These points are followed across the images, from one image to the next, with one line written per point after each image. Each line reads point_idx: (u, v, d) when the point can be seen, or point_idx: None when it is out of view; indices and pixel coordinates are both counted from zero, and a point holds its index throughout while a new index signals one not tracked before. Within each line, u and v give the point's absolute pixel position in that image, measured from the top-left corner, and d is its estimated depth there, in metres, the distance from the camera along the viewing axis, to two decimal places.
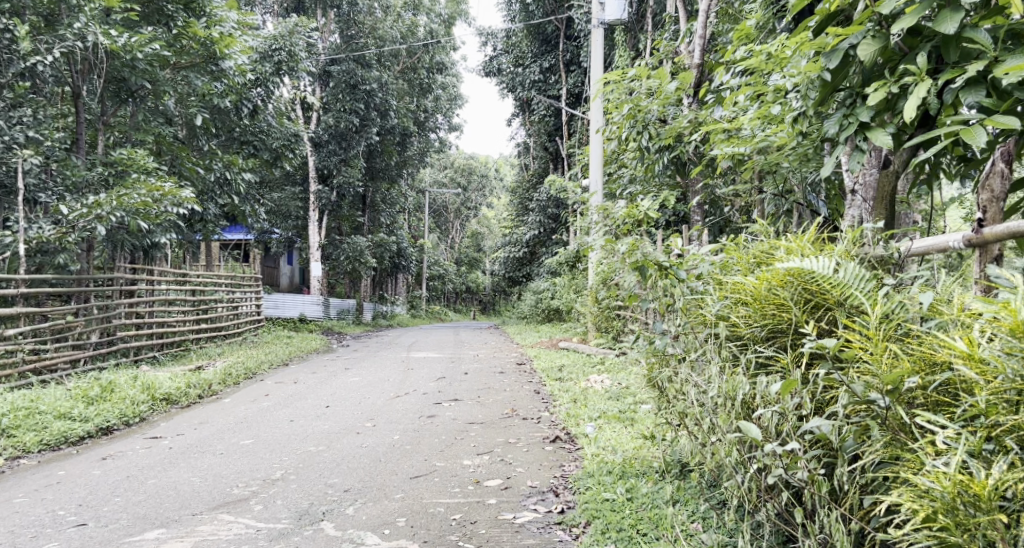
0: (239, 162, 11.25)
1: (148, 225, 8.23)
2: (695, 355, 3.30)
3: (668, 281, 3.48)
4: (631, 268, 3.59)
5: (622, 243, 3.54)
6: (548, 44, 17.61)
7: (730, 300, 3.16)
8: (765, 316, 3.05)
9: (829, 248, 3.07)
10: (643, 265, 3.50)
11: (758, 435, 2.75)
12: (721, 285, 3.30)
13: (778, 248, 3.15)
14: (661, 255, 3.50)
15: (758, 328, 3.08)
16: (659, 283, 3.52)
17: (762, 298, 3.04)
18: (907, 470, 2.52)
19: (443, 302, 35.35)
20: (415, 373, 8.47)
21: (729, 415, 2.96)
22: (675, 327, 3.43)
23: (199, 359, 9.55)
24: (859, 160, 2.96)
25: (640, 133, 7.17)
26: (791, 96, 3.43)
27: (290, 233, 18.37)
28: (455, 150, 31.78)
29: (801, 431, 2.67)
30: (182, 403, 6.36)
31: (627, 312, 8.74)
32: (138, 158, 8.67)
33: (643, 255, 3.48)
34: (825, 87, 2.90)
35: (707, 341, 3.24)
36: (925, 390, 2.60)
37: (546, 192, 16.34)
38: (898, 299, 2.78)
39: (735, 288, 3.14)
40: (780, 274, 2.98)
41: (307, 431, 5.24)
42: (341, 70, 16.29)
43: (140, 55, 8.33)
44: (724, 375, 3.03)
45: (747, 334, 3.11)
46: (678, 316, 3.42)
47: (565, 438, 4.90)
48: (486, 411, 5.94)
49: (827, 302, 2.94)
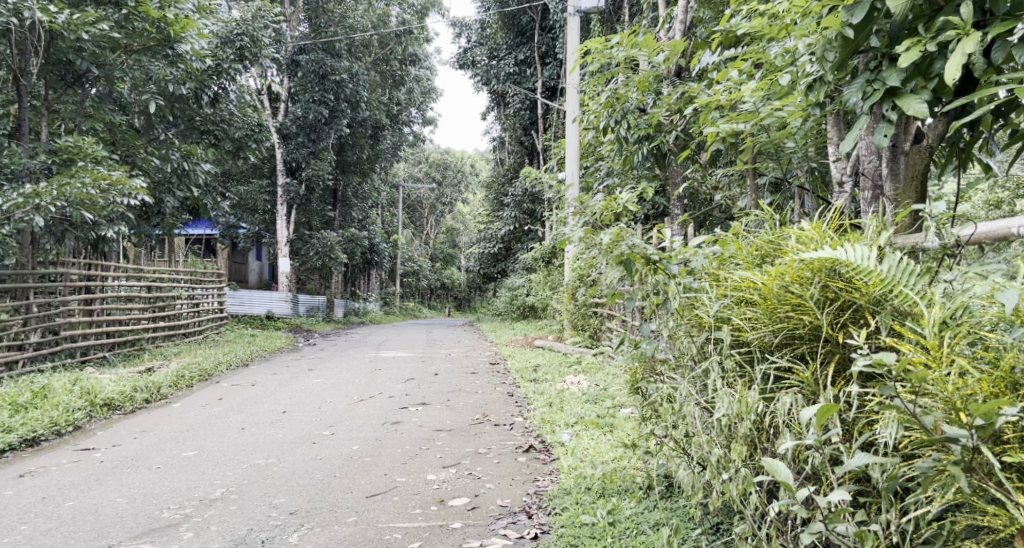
0: (197, 153, 10.75)
1: (93, 217, 7.74)
2: (696, 366, 2.98)
3: (657, 277, 3.12)
4: (613, 261, 3.23)
5: (604, 233, 3.14)
6: (523, 36, 17.20)
7: (731, 300, 2.86)
8: (776, 318, 2.72)
9: (850, 237, 2.71)
10: (629, 259, 3.14)
11: (789, 481, 2.41)
12: (718, 281, 2.97)
13: (788, 239, 2.80)
14: (650, 245, 3.11)
15: (768, 332, 2.75)
16: (644, 279, 3.16)
17: (773, 298, 2.71)
18: (989, 525, 2.24)
19: (418, 299, 34.89)
20: (383, 374, 8.03)
21: (743, 446, 2.62)
22: (666, 330, 3.08)
23: (152, 359, 9.07)
24: (886, 133, 2.77)
25: (619, 122, 6.80)
26: (805, 59, 3.10)
27: (257, 228, 17.82)
28: (430, 145, 31.31)
29: (842, 469, 2.36)
30: (125, 409, 5.89)
31: (605, 310, 8.40)
32: (86, 147, 8.24)
33: (630, 248, 3.12)
34: (846, 49, 2.73)
35: (710, 349, 2.91)
36: (1013, 422, 2.25)
37: (521, 186, 15.95)
38: (961, 302, 2.41)
39: (743, 287, 2.80)
40: (801, 271, 2.65)
41: (260, 440, 4.81)
42: (309, 59, 15.80)
43: (84, 35, 7.91)
44: (735, 394, 2.70)
45: (753, 340, 2.79)
46: (670, 318, 3.11)
47: (539, 448, 4.48)
48: (456, 416, 5.54)
49: (857, 300, 2.59)
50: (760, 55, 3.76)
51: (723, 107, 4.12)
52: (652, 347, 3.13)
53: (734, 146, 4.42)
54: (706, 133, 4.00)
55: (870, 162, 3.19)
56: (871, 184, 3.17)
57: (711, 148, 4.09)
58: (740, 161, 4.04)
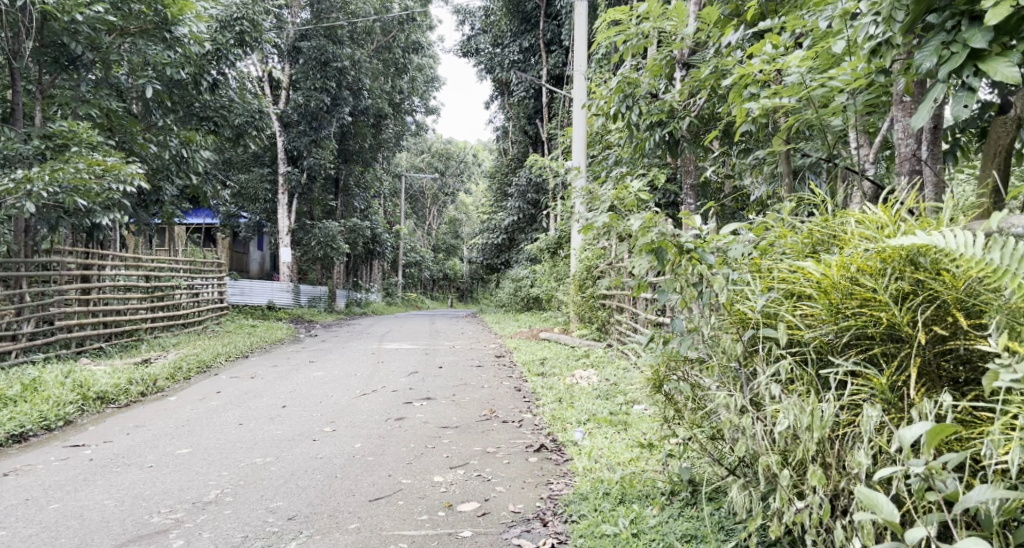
0: (196, 140, 10.54)
1: (88, 203, 7.53)
2: (739, 366, 2.89)
3: (691, 267, 3.01)
4: (641, 250, 3.10)
5: (635, 218, 3.09)
6: (528, 23, 16.78)
7: (779, 293, 2.80)
8: (836, 312, 2.66)
9: (920, 225, 2.64)
10: (663, 249, 3.02)
11: (895, 516, 2.29)
12: (763, 273, 2.91)
13: (848, 230, 2.74)
14: (681, 234, 3.02)
15: (825, 329, 2.68)
16: (677, 271, 3.03)
17: (834, 291, 2.65)
18: None
19: (419, 290, 34.69)
20: (386, 367, 7.81)
21: (822, 473, 2.51)
22: (706, 326, 2.97)
23: (150, 350, 8.86)
24: (967, 102, 2.69)
25: (631, 107, 6.54)
26: (865, 21, 2.97)
27: (258, 217, 17.58)
28: (432, 134, 31.00)
29: (961, 505, 2.27)
30: (119, 402, 5.68)
31: (614, 303, 8.20)
32: (80, 132, 8.03)
33: (665, 237, 3.00)
34: (921, 8, 2.69)
35: (759, 347, 2.83)
36: None
37: (525, 176, 15.70)
38: None
39: (802, 280, 2.74)
40: (873, 263, 2.58)
41: (257, 437, 4.60)
42: (311, 46, 15.55)
43: (78, 16, 7.76)
44: (803, 405, 2.59)
45: (808, 338, 2.72)
46: (708, 314, 3.02)
47: (551, 448, 4.24)
48: (463, 412, 5.33)
49: (931, 297, 2.52)
50: (799, 25, 3.54)
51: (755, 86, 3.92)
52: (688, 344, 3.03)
53: (761, 127, 4.20)
54: (736, 115, 3.81)
55: (906, 145, 3.34)
56: (909, 165, 3.34)
57: (740, 129, 3.89)
58: (775, 145, 3.87)
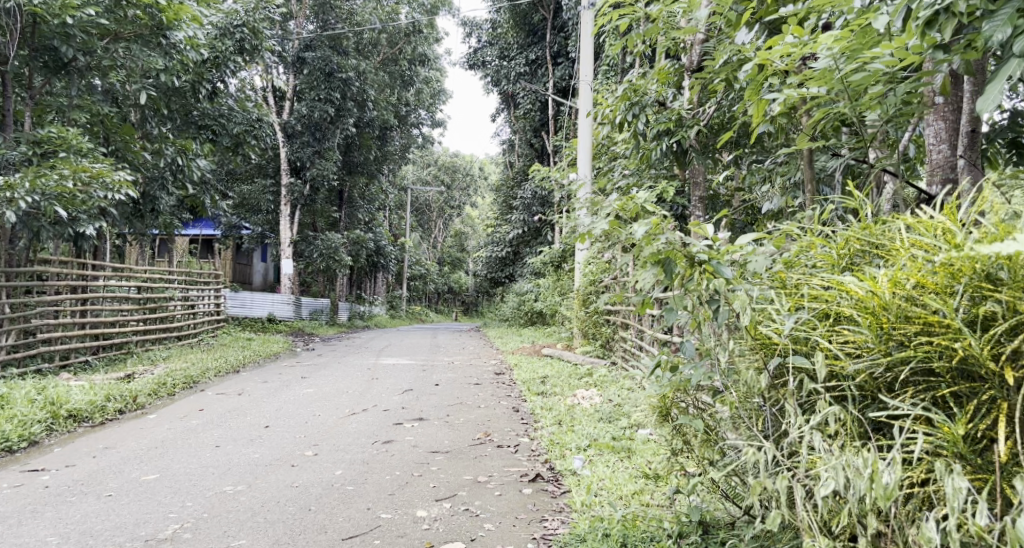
0: (193, 148, 10.27)
1: (72, 212, 7.28)
2: (764, 404, 2.63)
3: (706, 281, 2.70)
4: (645, 262, 2.80)
5: (639, 225, 2.78)
6: (534, 35, 16.68)
7: (814, 314, 2.53)
8: (886, 336, 2.37)
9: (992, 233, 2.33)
10: (670, 260, 2.73)
11: None
12: (792, 291, 2.63)
13: (901, 237, 2.45)
14: (696, 244, 2.72)
15: (872, 358, 2.40)
16: (686, 288, 2.77)
17: (884, 311, 2.35)
18: None
19: (425, 304, 34.44)
20: (380, 384, 7.48)
21: None
22: (727, 353, 2.70)
23: (139, 364, 8.59)
24: None
25: (638, 116, 6.27)
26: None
27: (260, 229, 17.33)
28: (439, 147, 30.81)
29: None
30: (93, 421, 5.37)
31: (620, 319, 7.87)
32: (70, 137, 7.80)
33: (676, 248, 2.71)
34: None
35: (789, 381, 2.55)
36: None
37: (530, 188, 15.42)
38: None
39: (845, 298, 2.45)
40: (937, 278, 2.29)
41: (233, 461, 4.28)
42: (316, 57, 15.34)
43: (68, 19, 7.51)
44: (867, 465, 2.28)
45: (849, 369, 2.43)
46: (728, 340, 2.73)
47: (547, 477, 3.89)
48: (455, 434, 4.99)
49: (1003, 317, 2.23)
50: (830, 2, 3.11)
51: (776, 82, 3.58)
52: (704, 375, 2.77)
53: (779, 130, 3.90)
54: (753, 113, 3.49)
55: (939, 152, 3.11)
56: (940, 174, 3.09)
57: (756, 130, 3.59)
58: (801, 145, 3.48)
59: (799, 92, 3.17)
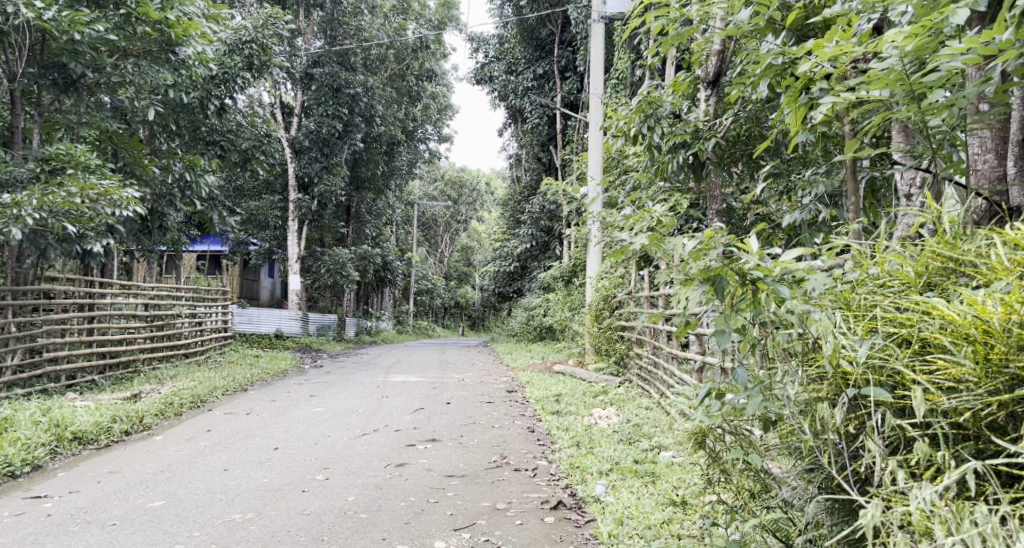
0: (202, 164, 10.17)
1: (79, 229, 7.16)
2: (839, 441, 2.46)
3: (764, 301, 2.61)
4: (694, 280, 2.70)
5: (690, 240, 2.72)
6: (542, 50, 16.67)
7: (899, 338, 2.41)
8: (990, 364, 2.24)
9: None
10: (720, 277, 2.63)
11: None
12: (863, 313, 2.51)
13: (994, 256, 2.33)
14: (753, 263, 2.60)
15: (970, 389, 2.26)
16: (737, 307, 2.68)
17: (989, 339, 2.22)
18: None
19: (431, 318, 34.36)
20: (391, 403, 7.34)
21: None
22: (791, 382, 2.58)
23: (146, 383, 8.47)
24: None
25: (653, 128, 6.14)
26: None
27: (268, 244, 17.25)
28: (446, 162, 30.78)
29: None
30: (98, 443, 5.24)
31: (634, 335, 7.73)
32: (78, 154, 7.71)
33: (732, 266, 2.62)
34: None
35: (872, 415, 2.41)
36: None
37: (539, 203, 15.32)
38: None
39: (929, 322, 2.34)
40: None
41: (242, 486, 4.13)
42: (324, 73, 15.29)
43: (76, 34, 7.42)
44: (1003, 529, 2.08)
45: (943, 400, 2.30)
46: (797, 368, 2.61)
47: (569, 505, 3.77)
48: (471, 456, 4.85)
49: None
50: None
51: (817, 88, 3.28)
52: (765, 402, 2.66)
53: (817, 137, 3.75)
54: (793, 121, 3.23)
55: (985, 162, 2.87)
56: (989, 188, 2.82)
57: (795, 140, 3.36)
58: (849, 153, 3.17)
59: (856, 95, 2.78)
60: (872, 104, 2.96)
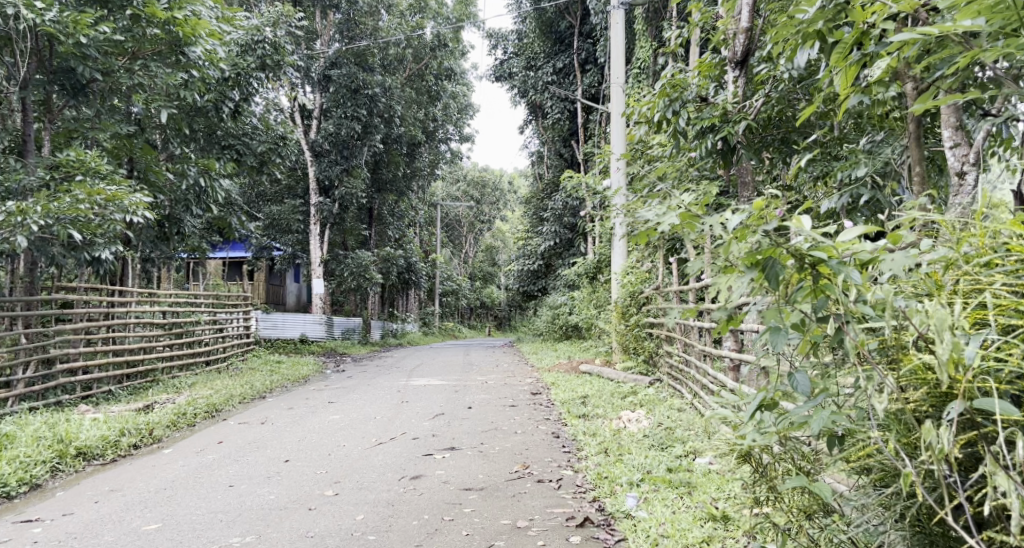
0: (217, 168, 9.87)
1: (87, 236, 6.92)
2: (951, 473, 2.13)
3: (831, 289, 2.28)
4: (740, 266, 2.38)
5: (733, 214, 2.35)
6: (561, 44, 16.34)
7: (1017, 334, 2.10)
8: None
9: None
10: (772, 259, 2.30)
11: None
12: (962, 301, 2.19)
13: None
14: (819, 242, 2.27)
15: None
16: (794, 298, 2.34)
17: None
18: None
19: (457, 319, 34.21)
20: (410, 408, 7.06)
21: None
22: (883, 390, 2.21)
23: (164, 393, 8.27)
24: None
25: (679, 113, 5.78)
26: None
27: (290, 250, 17.06)
28: (468, 162, 30.49)
29: None
30: (105, 458, 5.01)
31: (664, 333, 7.40)
32: (90, 161, 7.49)
33: (790, 248, 2.29)
34: None
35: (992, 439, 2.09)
36: None
37: (562, 199, 14.96)
38: None
39: None
40: None
41: (244, 504, 3.91)
42: (341, 73, 15.02)
43: (82, 37, 7.11)
44: None
45: None
46: (879, 375, 2.26)
47: (597, 522, 3.53)
48: (492, 466, 4.56)
49: None
50: None
51: (871, 42, 2.84)
52: (833, 418, 2.32)
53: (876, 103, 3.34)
54: (841, 82, 2.77)
55: None
56: None
57: (845, 105, 2.90)
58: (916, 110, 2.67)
59: (946, 25, 2.31)
60: (951, 47, 2.49)
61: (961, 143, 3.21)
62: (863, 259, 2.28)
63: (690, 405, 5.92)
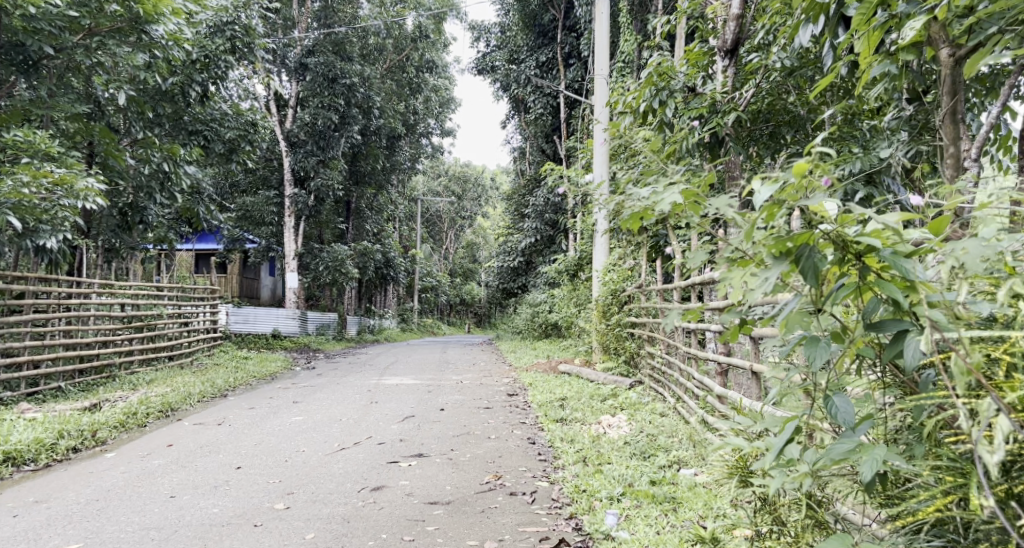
0: (182, 154, 9.34)
1: (30, 222, 6.44)
2: None
3: (884, 285, 1.96)
4: (767, 256, 2.07)
5: (757, 194, 2.03)
6: (545, 37, 15.85)
7: None
8: None
9: None
10: (807, 247, 2.00)
11: None
12: None
13: None
14: (869, 228, 1.95)
15: None
16: (834, 297, 2.02)
17: None
18: None
19: (437, 316, 33.77)
20: (377, 410, 6.67)
21: None
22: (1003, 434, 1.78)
23: (120, 390, 7.82)
24: None
25: (665, 103, 5.42)
26: None
27: (264, 242, 16.57)
28: (450, 157, 30.05)
29: None
30: (37, 464, 4.60)
31: (646, 334, 7.08)
32: (37, 142, 6.91)
33: (827, 233, 1.99)
34: None
35: None
36: None
37: (543, 194, 14.58)
38: None
39: None
40: None
41: (183, 519, 3.52)
42: (318, 62, 14.51)
43: (31, 10, 6.53)
44: None
45: None
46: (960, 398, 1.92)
47: (573, 544, 3.20)
48: (461, 475, 4.20)
49: None
50: None
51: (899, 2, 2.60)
52: (886, 457, 1.99)
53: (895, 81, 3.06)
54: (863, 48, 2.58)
55: None
56: None
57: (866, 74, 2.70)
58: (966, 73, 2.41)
59: None
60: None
61: (963, 136, 2.80)
62: (914, 251, 1.95)
63: (673, 410, 5.60)
